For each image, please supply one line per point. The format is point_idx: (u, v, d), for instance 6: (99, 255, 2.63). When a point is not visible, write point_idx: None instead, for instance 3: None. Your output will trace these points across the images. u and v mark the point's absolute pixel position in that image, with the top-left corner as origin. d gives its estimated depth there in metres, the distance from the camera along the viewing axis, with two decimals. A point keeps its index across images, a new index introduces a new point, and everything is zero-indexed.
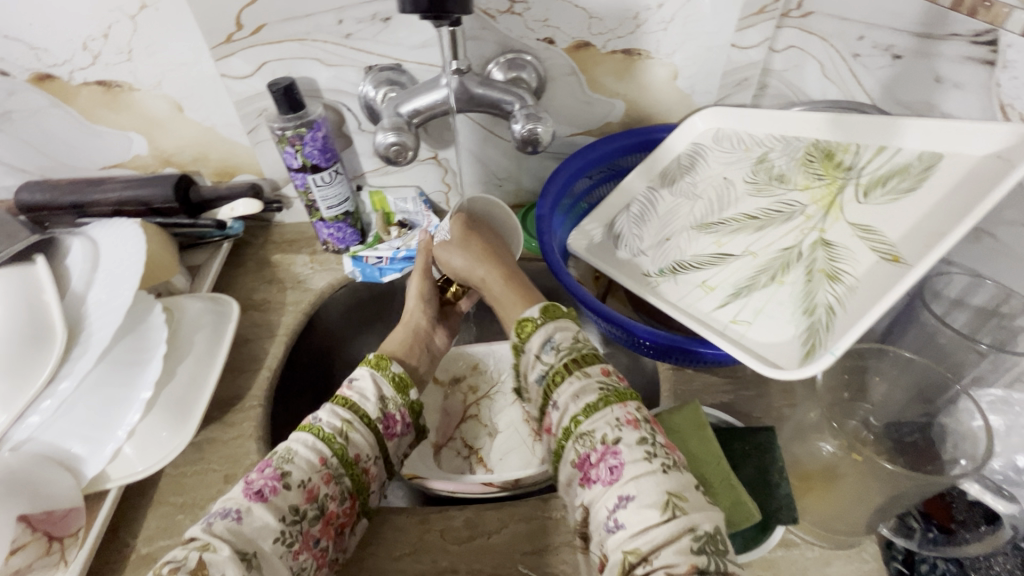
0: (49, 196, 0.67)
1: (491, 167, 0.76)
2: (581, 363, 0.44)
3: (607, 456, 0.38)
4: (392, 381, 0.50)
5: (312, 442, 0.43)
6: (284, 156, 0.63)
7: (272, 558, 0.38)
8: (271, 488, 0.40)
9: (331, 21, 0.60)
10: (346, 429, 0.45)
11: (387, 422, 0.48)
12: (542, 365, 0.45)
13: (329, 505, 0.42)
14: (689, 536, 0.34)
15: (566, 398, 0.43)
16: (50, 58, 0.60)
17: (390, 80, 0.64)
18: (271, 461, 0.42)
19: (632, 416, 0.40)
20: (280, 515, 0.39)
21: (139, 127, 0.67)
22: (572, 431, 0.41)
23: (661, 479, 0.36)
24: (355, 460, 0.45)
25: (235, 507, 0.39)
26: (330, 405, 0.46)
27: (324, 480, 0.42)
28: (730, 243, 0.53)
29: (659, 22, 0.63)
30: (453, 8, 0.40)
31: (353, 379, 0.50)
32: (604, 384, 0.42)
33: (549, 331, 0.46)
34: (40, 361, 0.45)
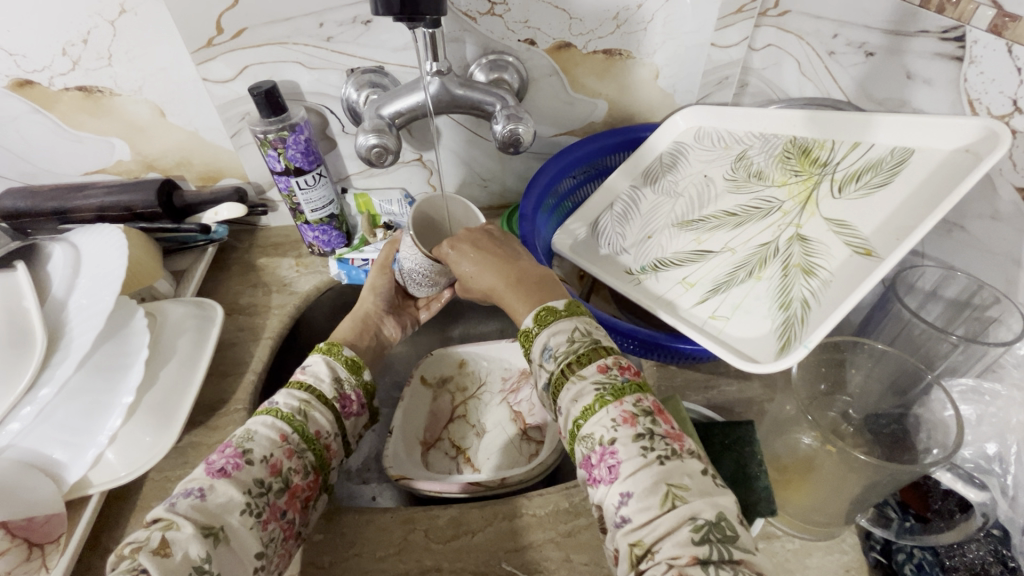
0: (30, 203, 0.67)
1: (476, 169, 0.76)
2: (577, 365, 0.42)
3: (605, 456, 0.37)
4: (346, 364, 0.52)
5: (272, 421, 0.44)
6: (267, 159, 0.63)
7: (241, 530, 0.37)
8: (234, 465, 0.40)
9: (312, 25, 0.60)
10: (304, 408, 0.46)
11: (343, 402, 0.50)
12: (545, 373, 0.43)
13: (293, 478, 0.42)
14: (689, 527, 0.33)
15: (567, 402, 0.41)
16: (29, 64, 0.60)
17: (372, 82, 0.64)
18: (231, 441, 0.42)
19: (629, 412, 0.38)
20: (244, 488, 0.39)
21: (121, 132, 0.67)
22: (576, 434, 0.39)
23: (657, 470, 0.36)
24: (316, 436, 0.45)
25: (197, 486, 0.38)
26: (286, 388, 0.47)
27: (287, 455, 0.42)
28: (710, 240, 0.54)
29: (638, 23, 0.63)
30: (426, 9, 0.40)
31: (307, 364, 0.51)
32: (602, 382, 0.40)
33: (545, 339, 0.44)
34: (21, 367, 0.45)
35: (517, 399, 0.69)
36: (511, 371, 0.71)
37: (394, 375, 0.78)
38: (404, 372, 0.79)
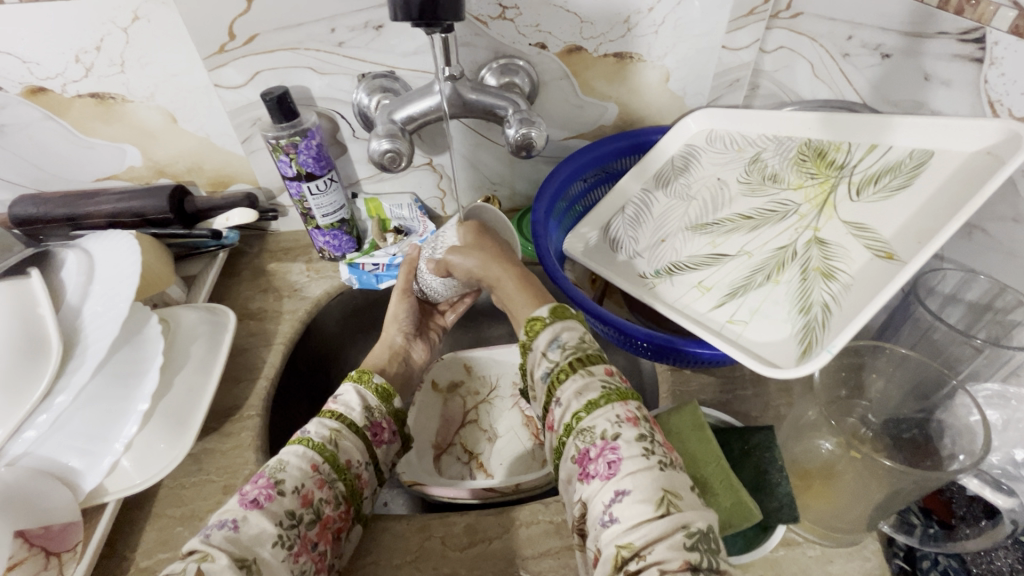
0: (42, 210, 0.67)
1: (485, 172, 0.76)
2: (585, 362, 0.43)
3: (606, 451, 0.38)
4: (377, 392, 0.52)
5: (304, 451, 0.43)
6: (278, 164, 0.64)
7: (274, 563, 0.37)
8: (266, 495, 0.39)
9: (324, 30, 0.60)
10: (335, 437, 0.46)
11: (374, 429, 0.50)
12: (548, 362, 0.45)
13: (324, 508, 0.42)
14: (683, 532, 0.33)
15: (569, 394, 0.42)
16: (42, 72, 0.60)
17: (383, 87, 0.64)
18: (263, 471, 0.41)
19: (633, 414, 0.39)
20: (276, 520, 0.38)
21: (133, 138, 0.67)
22: (574, 427, 0.40)
23: (657, 474, 0.36)
24: (347, 466, 0.45)
25: (231, 518, 0.37)
26: (319, 417, 0.47)
27: (318, 485, 0.42)
28: (725, 244, 0.54)
29: (650, 26, 0.63)
30: (444, 14, 0.40)
31: (336, 394, 0.50)
32: (608, 384, 0.41)
33: (556, 330, 0.45)
34: (36, 376, 0.45)
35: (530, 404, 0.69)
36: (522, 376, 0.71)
37: None
38: None
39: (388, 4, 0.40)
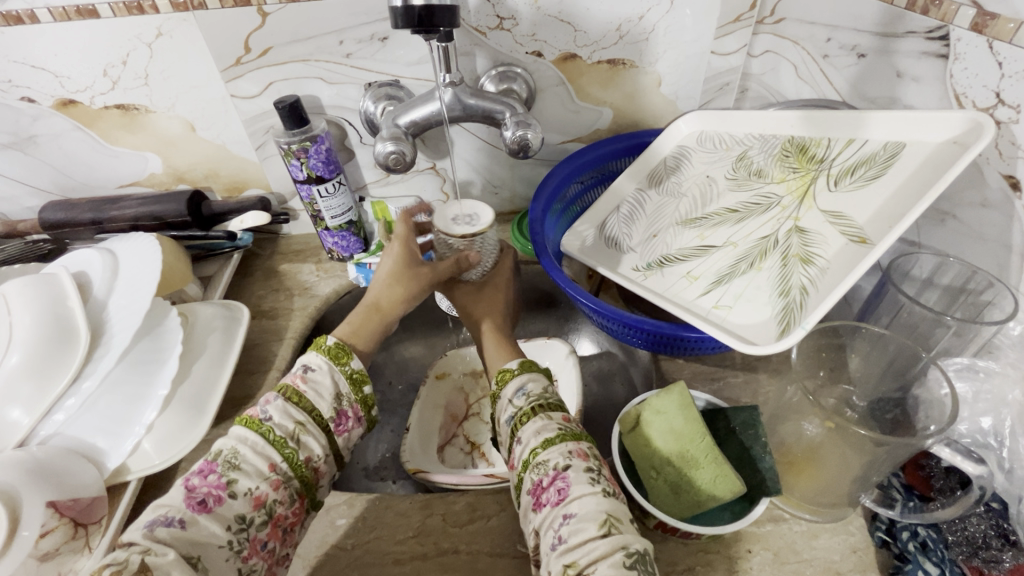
0: (71, 214, 0.72)
1: (486, 176, 0.80)
2: (544, 408, 0.47)
3: (556, 480, 0.41)
4: (349, 378, 0.50)
5: (262, 447, 0.43)
6: (290, 168, 0.68)
7: (219, 563, 0.38)
8: (216, 498, 0.39)
9: (332, 42, 0.64)
10: (297, 432, 0.45)
11: (339, 419, 0.48)
12: (513, 408, 0.48)
13: (277, 509, 0.42)
14: (621, 552, 0.36)
15: (529, 433, 0.45)
16: (73, 85, 0.65)
17: (389, 95, 0.68)
18: (215, 464, 0.41)
19: (582, 450, 0.43)
20: (224, 524, 0.39)
21: (154, 147, 0.72)
22: (531, 461, 0.43)
23: (601, 499, 0.39)
24: (305, 463, 0.44)
25: (178, 516, 0.38)
26: (285, 402, 0.46)
27: (272, 487, 0.42)
28: (712, 236, 0.56)
29: (640, 33, 0.67)
30: (440, 22, 0.43)
31: (308, 369, 0.48)
32: (563, 426, 0.45)
33: (522, 381, 0.50)
34: (65, 363, 0.49)
35: None
36: None
37: (410, 376, 0.81)
38: (419, 372, 0.82)
39: (389, 15, 0.44)
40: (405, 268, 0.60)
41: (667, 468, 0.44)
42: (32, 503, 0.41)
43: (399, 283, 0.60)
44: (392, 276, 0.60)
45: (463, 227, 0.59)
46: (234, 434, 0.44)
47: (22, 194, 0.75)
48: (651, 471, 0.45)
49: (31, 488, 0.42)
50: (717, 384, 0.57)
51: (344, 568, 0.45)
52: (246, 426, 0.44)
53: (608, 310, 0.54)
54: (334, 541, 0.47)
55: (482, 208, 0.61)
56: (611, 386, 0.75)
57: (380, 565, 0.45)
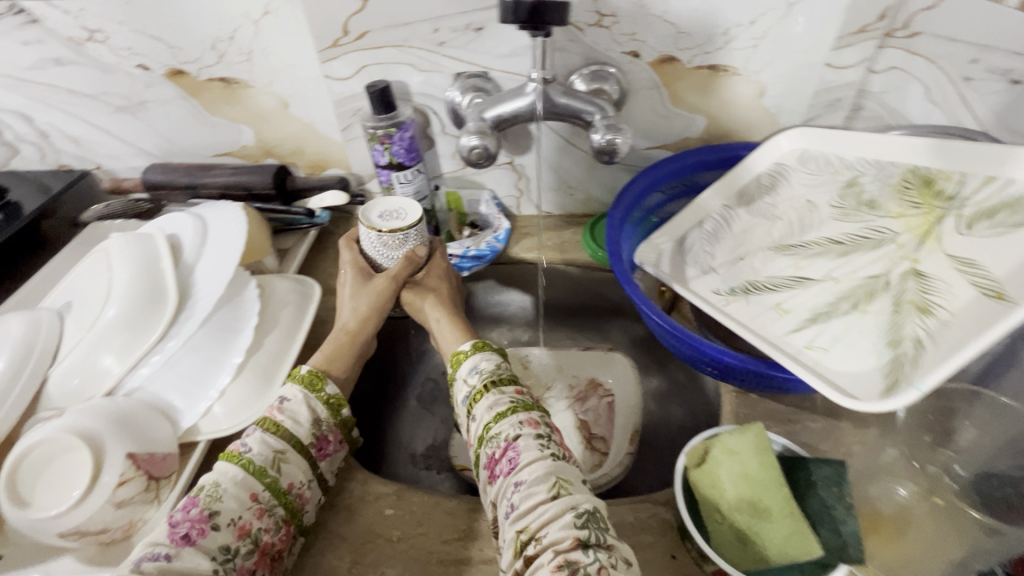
0: (169, 177, 0.76)
1: (563, 175, 0.78)
2: (497, 383, 0.51)
3: (507, 450, 0.45)
4: (326, 403, 0.50)
5: (242, 477, 0.43)
6: (373, 153, 0.68)
7: None
8: (199, 531, 0.39)
9: (428, 30, 0.64)
10: (277, 461, 0.45)
11: (320, 444, 0.48)
12: (467, 387, 0.52)
13: (263, 537, 0.42)
14: (571, 513, 0.40)
15: (482, 410, 0.49)
16: (184, 56, 0.68)
17: (476, 87, 0.68)
18: (197, 499, 0.41)
19: (533, 419, 0.47)
20: (209, 556, 0.38)
21: (249, 120, 0.74)
22: (485, 436, 0.47)
23: (549, 463, 0.43)
24: (287, 490, 0.45)
25: (165, 550, 0.37)
26: (262, 432, 0.46)
27: (256, 516, 0.42)
28: (809, 267, 0.52)
29: (749, 39, 0.63)
30: (551, 20, 0.42)
31: (284, 400, 0.49)
32: (515, 399, 0.49)
33: (475, 359, 0.53)
34: (155, 321, 0.52)
35: (584, 408, 0.70)
36: (579, 380, 0.73)
37: None
38: None
39: (500, 8, 0.42)
40: (365, 285, 0.61)
41: (738, 514, 0.41)
42: (113, 451, 0.44)
43: (362, 303, 0.60)
44: (352, 295, 0.61)
45: (391, 222, 0.58)
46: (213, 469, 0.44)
47: (128, 154, 0.80)
48: (715, 515, 0.42)
49: (113, 435, 0.44)
50: (794, 427, 0.53)
51: (388, 560, 0.46)
52: (225, 461, 0.44)
53: (681, 332, 0.51)
54: (382, 530, 0.48)
55: (408, 201, 0.59)
56: (671, 409, 0.72)
57: (424, 563, 0.45)
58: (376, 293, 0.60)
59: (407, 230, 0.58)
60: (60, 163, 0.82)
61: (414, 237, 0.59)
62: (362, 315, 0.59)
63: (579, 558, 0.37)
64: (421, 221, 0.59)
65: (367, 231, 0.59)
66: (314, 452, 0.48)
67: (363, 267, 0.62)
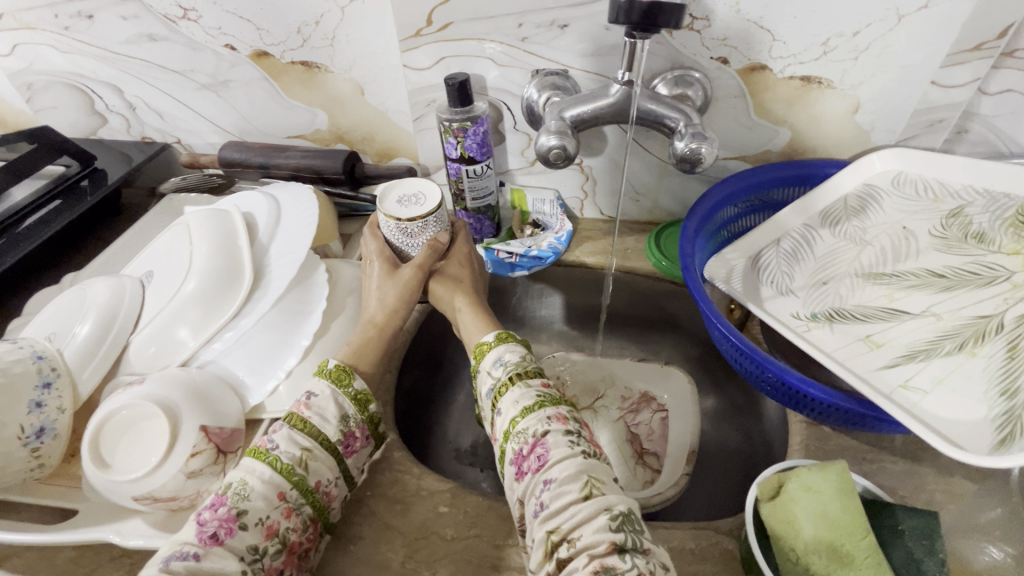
0: (245, 155, 0.78)
1: (631, 180, 0.76)
2: (523, 376, 0.49)
3: (536, 446, 0.44)
4: (353, 399, 0.49)
5: (269, 476, 0.42)
6: (445, 146, 0.68)
7: None
8: (227, 530, 0.39)
9: (511, 24, 0.63)
10: (305, 458, 0.44)
11: (346, 440, 0.47)
12: (492, 379, 0.51)
13: (291, 536, 0.42)
14: (605, 515, 0.39)
15: (507, 404, 0.47)
16: (270, 38, 0.69)
17: (555, 85, 0.66)
18: (225, 496, 0.41)
19: (562, 414, 0.46)
20: (237, 556, 0.39)
21: (324, 105, 0.75)
22: (511, 431, 0.46)
23: (580, 461, 0.42)
24: (315, 488, 0.44)
25: (193, 550, 0.38)
26: (289, 429, 0.45)
27: (284, 515, 0.42)
28: (905, 299, 0.51)
29: (850, 51, 0.59)
30: (663, 23, 0.41)
31: (312, 395, 0.48)
32: (542, 393, 0.48)
33: (500, 351, 0.52)
34: (230, 299, 0.53)
35: (636, 420, 0.69)
36: (631, 392, 0.72)
37: None
38: None
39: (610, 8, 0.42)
40: (390, 275, 0.59)
41: (817, 556, 0.38)
42: (186, 423, 0.45)
43: (388, 294, 0.58)
44: (376, 286, 0.58)
45: (412, 209, 0.56)
46: (241, 466, 0.43)
47: (207, 131, 0.82)
48: (789, 554, 0.39)
49: (187, 407, 0.45)
50: (870, 467, 0.50)
51: (440, 558, 0.45)
52: (253, 457, 0.43)
53: (749, 348, 0.50)
54: (435, 528, 0.47)
55: (427, 184, 0.57)
56: (727, 431, 0.69)
57: (477, 565, 0.45)
58: (402, 282, 0.58)
59: (426, 217, 0.56)
60: (143, 135, 0.85)
61: (434, 224, 0.57)
62: (389, 307, 0.57)
63: (615, 564, 0.36)
64: (441, 207, 0.57)
65: (386, 218, 0.56)
66: (340, 448, 0.47)
67: (387, 256, 0.60)
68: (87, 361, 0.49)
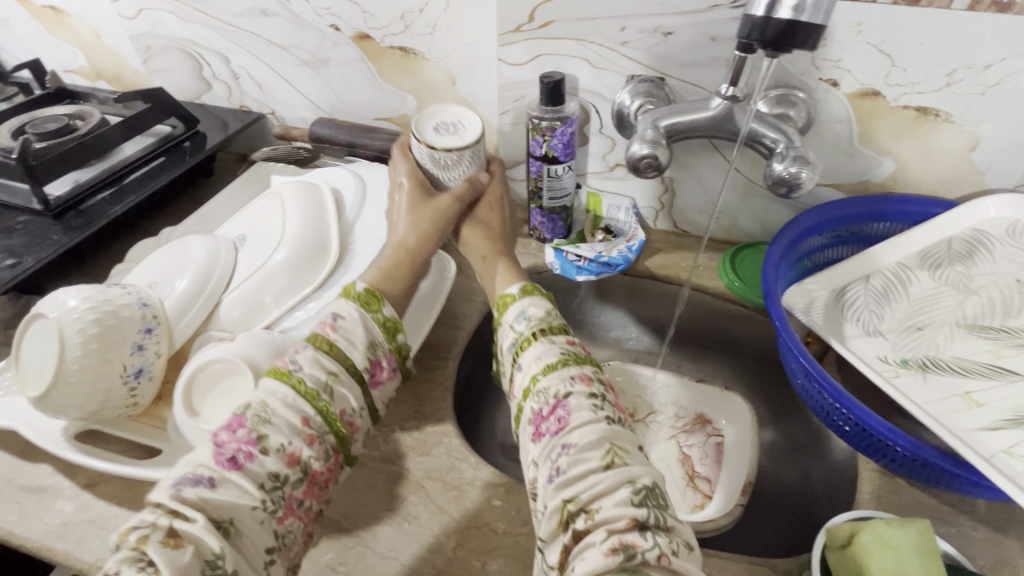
0: (334, 132, 0.80)
1: (712, 197, 0.73)
2: (547, 332, 0.51)
3: (557, 408, 0.44)
4: (381, 325, 0.52)
5: (295, 401, 0.44)
6: (530, 143, 0.68)
7: (254, 524, 0.39)
8: (246, 455, 0.40)
9: (614, 27, 0.62)
10: (330, 383, 0.46)
11: (373, 370, 0.50)
12: (515, 334, 0.52)
13: (312, 466, 0.43)
14: (629, 489, 0.39)
15: (529, 359, 0.49)
16: (373, 22, 0.71)
17: (648, 92, 0.65)
18: (243, 420, 0.42)
19: (586, 375, 0.47)
20: (257, 482, 0.40)
21: (415, 91, 0.77)
22: (532, 388, 0.47)
23: (603, 426, 0.43)
24: (339, 416, 0.46)
25: (207, 474, 0.39)
26: (315, 352, 0.47)
27: (306, 444, 0.43)
28: (1011, 359, 0.50)
29: (977, 85, 0.55)
30: (798, 43, 0.41)
31: (339, 317, 0.50)
32: (566, 350, 0.49)
33: (524, 306, 0.53)
34: (317, 270, 0.56)
35: (689, 441, 0.68)
36: (686, 411, 0.71)
37: None
38: None
39: (743, 21, 0.42)
40: (421, 201, 0.60)
41: None
42: None
43: (421, 219, 0.59)
44: (405, 210, 0.60)
45: (449, 137, 0.57)
46: (265, 385, 0.45)
47: (300, 106, 0.86)
48: None
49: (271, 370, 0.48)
50: (947, 530, 0.47)
51: (491, 550, 0.46)
52: (276, 378, 0.45)
53: (830, 385, 0.48)
54: (488, 520, 0.48)
55: (466, 115, 0.58)
56: (784, 467, 0.67)
57: (527, 564, 0.45)
58: (436, 211, 0.60)
59: (463, 149, 0.57)
60: (242, 104, 0.90)
61: (469, 158, 0.59)
62: (422, 231, 0.58)
63: (636, 540, 0.36)
64: (477, 140, 0.58)
65: (421, 143, 0.58)
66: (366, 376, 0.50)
67: (418, 181, 0.61)
68: (184, 312, 0.53)
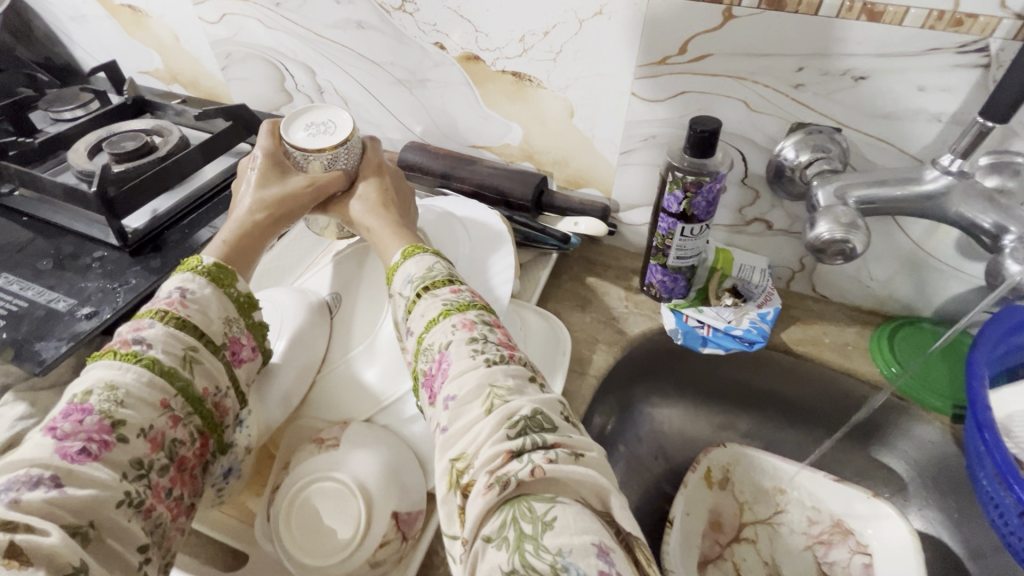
0: (429, 161, 0.72)
1: (871, 265, 0.62)
2: (430, 287, 0.44)
3: (440, 363, 0.38)
4: (235, 302, 0.45)
5: (150, 378, 0.37)
6: (665, 197, 0.58)
7: (119, 523, 0.32)
8: (101, 444, 0.33)
9: (789, 67, 0.51)
10: (189, 358, 0.40)
11: (233, 348, 0.44)
12: (402, 300, 0.45)
13: (179, 449, 0.37)
14: (504, 425, 0.33)
15: (415, 319, 0.43)
16: (486, 43, 0.62)
17: (818, 147, 0.53)
18: (88, 405, 0.34)
19: (468, 321, 0.40)
20: (119, 470, 0.34)
21: (525, 121, 0.67)
22: (419, 348, 0.41)
23: (482, 371, 0.36)
24: (204, 396, 0.40)
25: (49, 471, 0.31)
26: (168, 327, 0.40)
27: (171, 425, 0.37)
28: None
29: None
30: None
31: (185, 292, 0.42)
32: (450, 300, 0.42)
33: (408, 267, 0.46)
34: None
35: (830, 555, 0.59)
36: (823, 516, 0.60)
37: (676, 450, 0.70)
38: (685, 449, 0.70)
39: None
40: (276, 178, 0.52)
41: None
42: (380, 509, 0.41)
43: (268, 195, 0.50)
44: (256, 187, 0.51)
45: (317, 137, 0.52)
46: (103, 368, 0.36)
47: (390, 127, 0.77)
48: None
49: (382, 494, 0.41)
50: None
51: None
52: (115, 360, 0.37)
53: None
54: None
55: (337, 114, 0.53)
56: None
57: None
58: (293, 198, 0.51)
59: (335, 147, 0.51)
60: None
61: (343, 157, 0.52)
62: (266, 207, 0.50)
63: (512, 469, 0.31)
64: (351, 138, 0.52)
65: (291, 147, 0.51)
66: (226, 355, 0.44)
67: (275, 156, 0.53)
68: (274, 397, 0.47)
